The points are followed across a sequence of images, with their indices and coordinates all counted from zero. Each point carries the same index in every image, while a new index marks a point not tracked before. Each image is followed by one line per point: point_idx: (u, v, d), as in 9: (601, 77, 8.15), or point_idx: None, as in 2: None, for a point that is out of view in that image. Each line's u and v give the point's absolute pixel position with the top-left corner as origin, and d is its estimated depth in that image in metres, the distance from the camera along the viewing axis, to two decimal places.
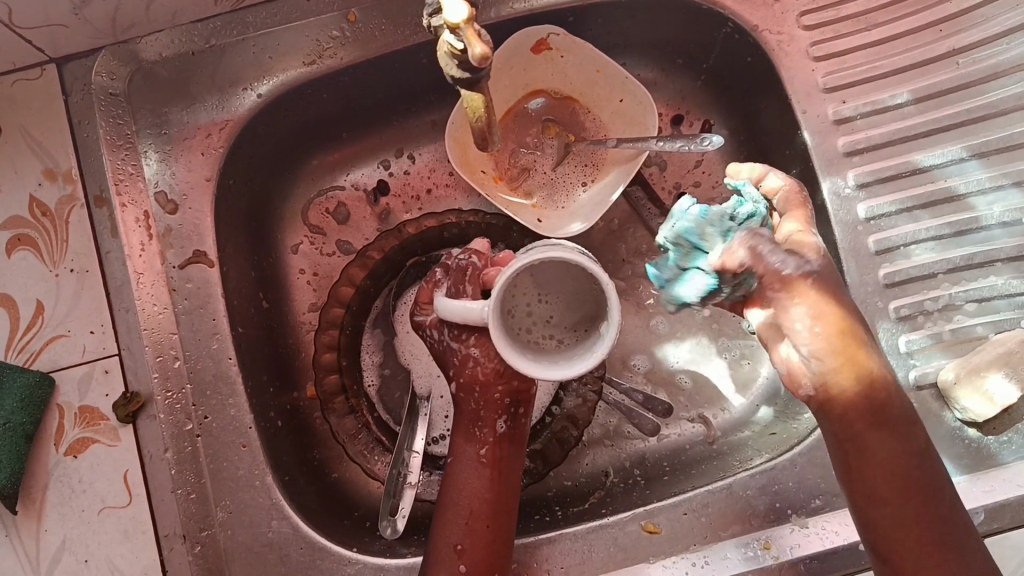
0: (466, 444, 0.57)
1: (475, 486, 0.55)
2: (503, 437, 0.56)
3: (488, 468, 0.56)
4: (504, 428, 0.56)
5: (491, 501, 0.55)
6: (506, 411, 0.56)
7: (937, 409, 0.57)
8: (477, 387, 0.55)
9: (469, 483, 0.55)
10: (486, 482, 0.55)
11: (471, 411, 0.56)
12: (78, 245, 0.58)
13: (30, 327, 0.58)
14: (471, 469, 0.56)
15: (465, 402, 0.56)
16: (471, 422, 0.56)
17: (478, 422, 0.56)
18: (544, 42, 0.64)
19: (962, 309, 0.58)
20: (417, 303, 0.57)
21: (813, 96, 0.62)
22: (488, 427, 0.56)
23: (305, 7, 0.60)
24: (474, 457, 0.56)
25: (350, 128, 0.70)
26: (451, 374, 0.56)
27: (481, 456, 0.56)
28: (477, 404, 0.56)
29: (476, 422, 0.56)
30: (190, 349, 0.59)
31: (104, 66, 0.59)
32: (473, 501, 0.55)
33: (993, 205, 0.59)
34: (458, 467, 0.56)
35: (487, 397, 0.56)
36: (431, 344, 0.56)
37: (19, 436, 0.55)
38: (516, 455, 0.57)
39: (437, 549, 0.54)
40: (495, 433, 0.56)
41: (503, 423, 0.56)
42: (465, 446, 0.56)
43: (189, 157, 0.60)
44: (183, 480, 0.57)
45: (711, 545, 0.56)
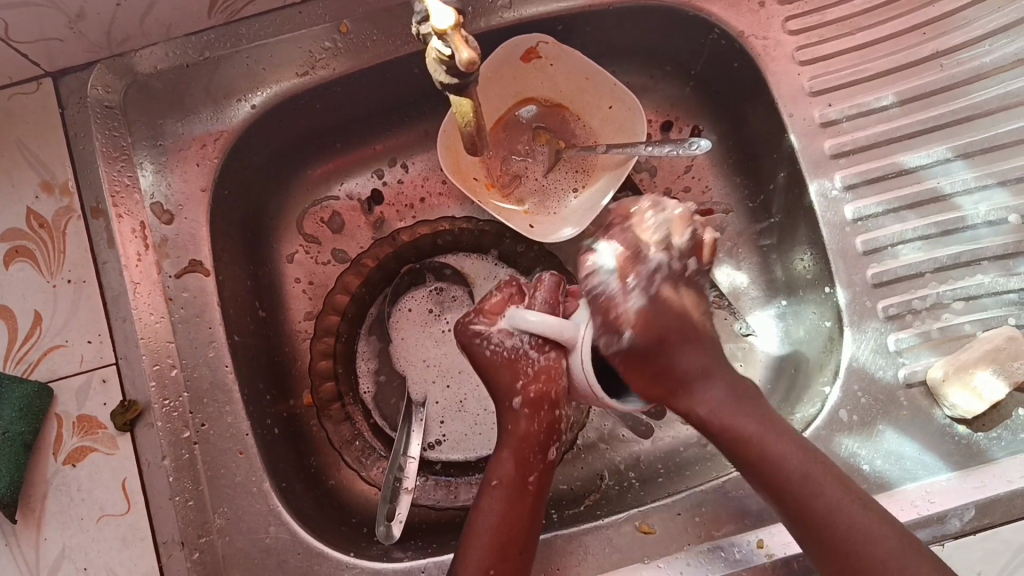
0: (513, 465, 0.55)
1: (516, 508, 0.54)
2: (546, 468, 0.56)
3: (531, 496, 0.55)
4: (550, 456, 0.56)
5: (527, 528, 0.53)
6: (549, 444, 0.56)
7: (927, 407, 0.58)
8: (545, 406, 0.55)
9: (511, 506, 0.54)
10: (526, 510, 0.54)
11: (525, 431, 0.55)
12: (76, 256, 0.59)
13: (28, 337, 0.58)
14: (513, 493, 0.54)
15: (526, 420, 0.55)
16: (526, 445, 0.55)
17: (534, 448, 0.55)
18: (534, 50, 0.65)
19: (950, 307, 0.59)
20: (483, 311, 0.57)
21: (799, 100, 0.63)
22: (540, 455, 0.56)
23: (297, 19, 0.61)
24: (521, 482, 0.55)
25: (344, 138, 0.71)
26: (518, 387, 0.55)
27: (528, 482, 0.55)
28: (538, 425, 0.55)
29: (531, 446, 0.55)
30: (186, 357, 0.59)
31: (100, 80, 0.60)
32: (513, 518, 0.53)
33: (979, 205, 0.60)
34: (500, 487, 0.54)
35: (549, 418, 0.56)
36: (499, 352, 0.56)
37: (18, 445, 0.55)
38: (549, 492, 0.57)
39: (467, 566, 0.52)
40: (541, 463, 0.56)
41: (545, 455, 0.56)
42: (511, 468, 0.55)
43: (185, 169, 0.61)
44: (181, 487, 0.57)
45: (704, 545, 0.56)
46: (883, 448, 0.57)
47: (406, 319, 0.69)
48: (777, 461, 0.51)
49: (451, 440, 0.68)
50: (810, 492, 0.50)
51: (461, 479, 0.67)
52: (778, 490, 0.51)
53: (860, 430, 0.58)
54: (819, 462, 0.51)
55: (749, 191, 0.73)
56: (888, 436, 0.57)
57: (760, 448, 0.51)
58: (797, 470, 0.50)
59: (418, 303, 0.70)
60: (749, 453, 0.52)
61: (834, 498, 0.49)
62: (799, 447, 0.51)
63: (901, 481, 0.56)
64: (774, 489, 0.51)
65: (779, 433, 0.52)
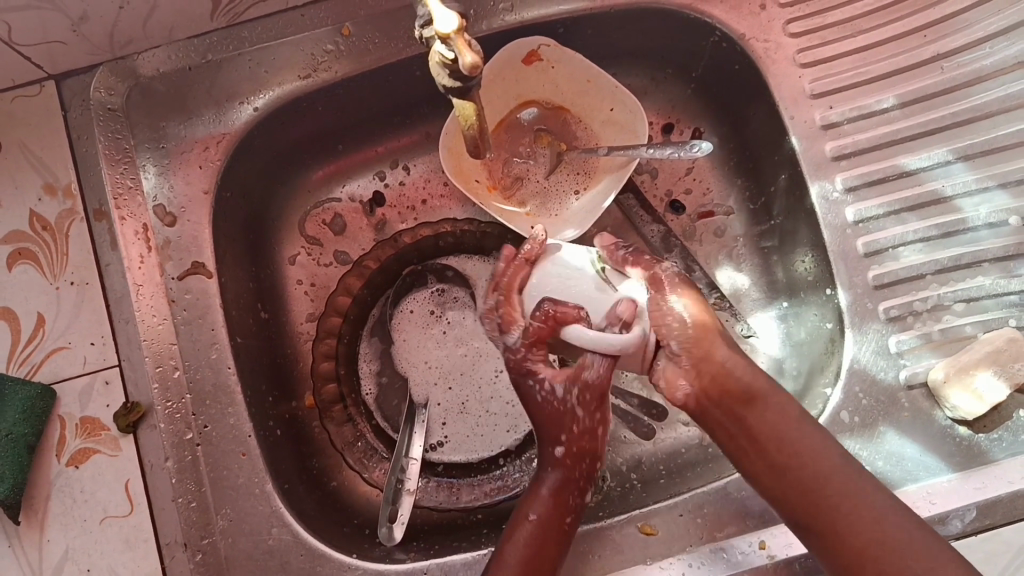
0: (551, 506, 0.55)
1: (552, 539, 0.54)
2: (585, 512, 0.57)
3: (566, 536, 0.54)
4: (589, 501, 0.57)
5: (557, 565, 0.53)
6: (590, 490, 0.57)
7: (928, 409, 0.58)
8: (585, 457, 0.56)
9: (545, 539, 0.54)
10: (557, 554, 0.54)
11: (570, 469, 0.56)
12: (78, 258, 0.59)
13: (31, 339, 0.58)
14: (550, 530, 0.54)
15: (569, 465, 0.56)
16: (568, 488, 0.56)
17: (573, 488, 0.56)
18: (535, 53, 0.65)
19: (950, 309, 0.59)
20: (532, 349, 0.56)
21: (801, 102, 0.63)
22: (576, 498, 0.56)
23: (300, 22, 0.61)
24: (557, 520, 0.54)
25: (346, 140, 0.71)
26: (563, 437, 0.56)
27: (565, 523, 0.55)
28: (580, 470, 0.56)
29: (571, 490, 0.56)
30: (188, 358, 0.59)
31: (103, 83, 0.60)
32: (547, 551, 0.53)
33: (980, 207, 0.60)
34: (536, 521, 0.54)
35: (590, 468, 0.56)
36: (548, 401, 0.56)
37: (21, 447, 0.56)
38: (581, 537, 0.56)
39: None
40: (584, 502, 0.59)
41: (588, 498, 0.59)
42: (550, 507, 0.55)
43: (187, 172, 0.61)
44: (183, 488, 0.57)
45: (705, 546, 0.56)
46: (884, 450, 0.57)
47: (407, 320, 0.69)
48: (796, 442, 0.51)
49: (454, 442, 0.68)
50: (808, 461, 0.50)
51: (463, 481, 0.67)
52: (799, 489, 0.50)
53: (862, 432, 0.58)
54: (838, 463, 0.50)
55: (751, 193, 0.73)
56: (889, 438, 0.57)
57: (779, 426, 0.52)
58: (819, 469, 0.50)
59: (419, 305, 0.70)
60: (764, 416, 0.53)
61: (843, 473, 0.50)
62: (794, 421, 0.52)
63: (902, 482, 0.57)
64: (778, 467, 0.51)
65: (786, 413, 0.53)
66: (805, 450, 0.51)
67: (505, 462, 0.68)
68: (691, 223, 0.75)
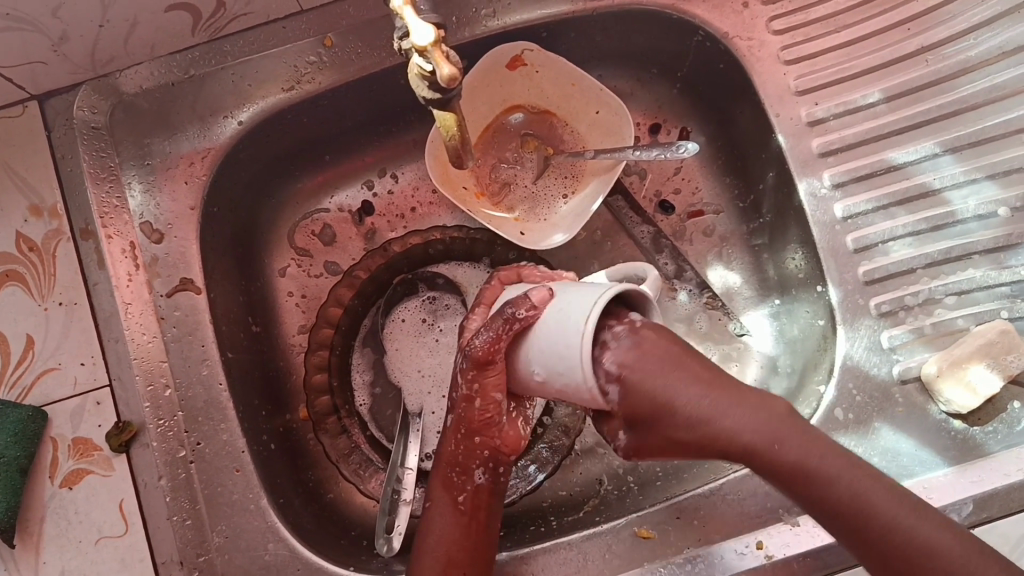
0: (444, 491, 0.55)
1: (454, 535, 0.53)
2: (486, 492, 0.55)
3: (466, 515, 0.54)
4: (481, 480, 0.55)
5: (469, 548, 0.53)
6: (485, 464, 0.55)
7: (922, 403, 0.58)
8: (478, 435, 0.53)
9: (456, 542, 0.53)
10: (465, 553, 0.53)
11: (451, 457, 0.55)
12: (66, 279, 0.59)
13: (21, 361, 0.58)
14: (450, 515, 0.54)
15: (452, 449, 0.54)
16: (449, 467, 0.55)
17: (456, 468, 0.55)
18: (519, 58, 0.65)
19: (942, 302, 0.59)
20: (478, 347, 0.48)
21: (785, 100, 0.63)
22: (465, 475, 0.55)
23: (281, 34, 0.61)
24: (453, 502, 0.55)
25: (332, 150, 0.71)
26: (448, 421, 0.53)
27: (460, 503, 0.55)
28: (459, 447, 0.54)
29: (453, 467, 0.55)
30: (180, 377, 0.59)
31: (85, 101, 0.60)
32: (451, 549, 0.53)
33: (968, 199, 0.60)
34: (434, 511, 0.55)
35: (469, 442, 0.53)
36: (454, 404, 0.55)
37: (14, 470, 0.55)
38: (497, 507, 0.56)
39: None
40: (501, 481, 0.56)
41: (501, 474, 0.56)
42: (442, 494, 0.55)
43: (173, 187, 0.61)
44: (178, 507, 0.57)
45: (703, 548, 0.56)
46: (879, 445, 0.57)
47: (399, 329, 0.69)
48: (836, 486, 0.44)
49: None
50: (830, 486, 0.44)
51: None
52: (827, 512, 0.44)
53: (856, 428, 0.58)
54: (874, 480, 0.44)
55: (739, 191, 0.73)
56: (884, 433, 0.57)
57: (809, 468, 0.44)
58: (846, 491, 0.44)
59: (411, 314, 0.70)
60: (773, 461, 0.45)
61: (883, 507, 0.43)
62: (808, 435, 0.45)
63: (898, 478, 0.56)
64: (826, 504, 0.44)
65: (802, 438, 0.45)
66: (840, 487, 0.44)
67: None
68: (681, 223, 0.74)
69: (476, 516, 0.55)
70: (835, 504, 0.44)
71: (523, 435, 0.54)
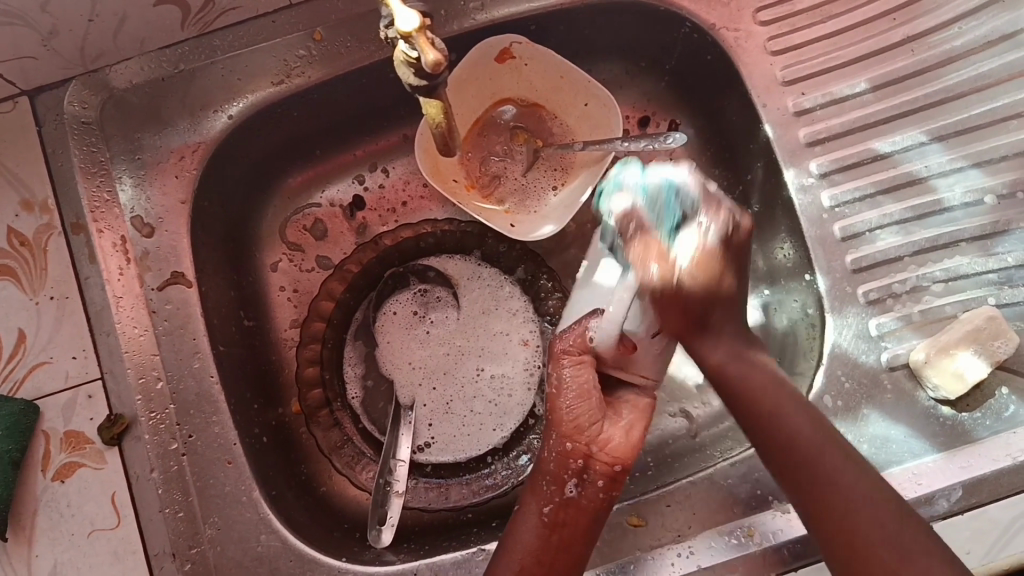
0: (532, 499, 0.52)
1: (531, 546, 0.50)
2: (580, 508, 0.51)
3: (547, 529, 0.51)
4: (573, 492, 0.51)
5: (545, 560, 0.50)
6: (578, 476, 0.51)
7: (911, 389, 0.58)
8: (577, 445, 0.51)
9: (535, 554, 0.50)
10: (542, 568, 0.50)
11: (545, 464, 0.52)
12: (58, 273, 0.59)
13: (13, 355, 0.58)
14: (532, 525, 0.51)
15: (552, 458, 0.51)
16: (542, 475, 0.52)
17: (547, 478, 0.52)
18: (507, 51, 0.66)
19: (929, 290, 0.59)
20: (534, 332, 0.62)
21: (773, 90, 0.64)
22: (555, 486, 0.51)
23: (271, 28, 0.62)
24: (537, 513, 0.51)
25: (323, 145, 0.72)
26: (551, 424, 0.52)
27: (545, 516, 0.51)
28: (553, 454, 0.51)
29: (547, 477, 0.52)
30: (171, 368, 0.59)
31: (76, 96, 0.60)
32: (526, 560, 0.50)
33: (954, 187, 0.60)
34: (519, 518, 0.52)
35: (560, 450, 0.51)
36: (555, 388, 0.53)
37: (6, 463, 0.55)
38: (596, 527, 0.51)
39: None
40: (603, 495, 0.51)
41: (600, 490, 0.51)
42: (529, 503, 0.52)
43: (163, 182, 0.61)
44: (170, 499, 0.57)
45: (695, 536, 0.56)
46: (869, 433, 0.57)
47: (390, 322, 0.69)
48: (840, 486, 0.45)
49: (441, 442, 0.67)
50: (796, 442, 0.46)
51: (452, 480, 0.66)
52: (791, 474, 0.46)
53: (845, 416, 0.58)
54: (836, 442, 0.47)
55: (728, 182, 0.73)
56: (873, 420, 0.58)
57: (825, 466, 0.45)
58: (801, 437, 0.46)
59: (403, 306, 0.70)
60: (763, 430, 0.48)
61: (872, 503, 0.44)
62: (772, 381, 0.49)
63: (886, 465, 0.57)
64: (810, 489, 0.45)
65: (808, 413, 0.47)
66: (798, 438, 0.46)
67: (493, 460, 0.67)
68: None
69: (562, 531, 0.51)
70: (819, 492, 0.45)
71: (635, 445, 0.50)
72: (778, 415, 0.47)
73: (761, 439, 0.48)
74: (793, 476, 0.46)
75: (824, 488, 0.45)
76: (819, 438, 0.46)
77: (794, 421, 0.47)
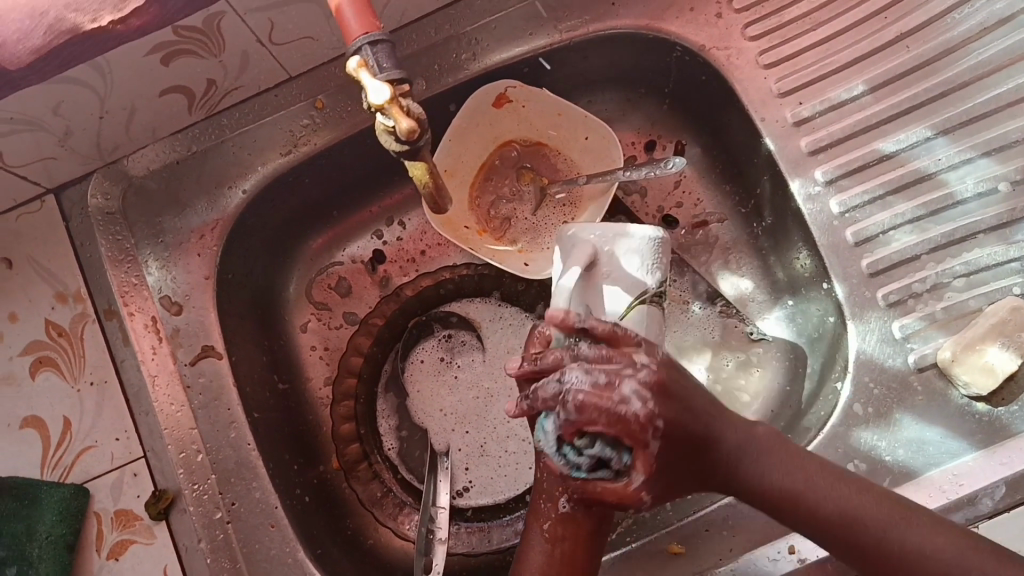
0: (532, 522, 0.49)
1: (539, 568, 0.47)
2: (580, 523, 0.47)
3: (552, 544, 0.48)
4: (567, 508, 0.47)
5: None
6: (570, 490, 0.47)
7: (943, 388, 0.57)
8: (562, 453, 0.47)
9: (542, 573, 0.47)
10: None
11: (539, 481, 0.49)
12: (95, 359, 0.62)
13: (60, 443, 0.61)
14: (536, 542, 0.48)
15: (543, 477, 0.49)
16: (539, 496, 0.49)
17: (543, 494, 0.49)
18: (504, 96, 0.67)
19: (951, 285, 0.58)
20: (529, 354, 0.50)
21: (769, 103, 0.64)
22: (550, 502, 0.48)
23: (275, 102, 0.64)
24: (538, 527, 0.49)
25: (339, 206, 0.74)
26: (539, 438, 0.48)
27: (546, 532, 0.48)
28: (547, 471, 0.48)
29: (541, 495, 0.49)
30: (209, 440, 0.61)
31: (98, 189, 0.63)
32: None
33: (966, 178, 0.59)
34: (526, 533, 0.50)
35: (550, 468, 0.48)
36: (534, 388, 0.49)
37: (62, 546, 0.58)
38: (600, 537, 0.48)
39: None
40: (601, 507, 0.47)
41: (594, 502, 0.47)
42: (530, 524, 0.49)
43: (186, 260, 0.64)
44: (218, 567, 0.58)
45: (737, 558, 0.56)
46: (903, 437, 0.57)
47: (418, 370, 0.71)
48: (902, 546, 0.43)
49: (479, 485, 0.68)
50: (822, 504, 0.44)
51: (493, 522, 0.67)
52: (843, 542, 0.44)
53: (878, 422, 0.57)
54: (869, 493, 0.45)
55: (739, 197, 0.73)
56: (906, 424, 0.57)
57: (872, 530, 0.43)
58: (836, 511, 0.44)
59: (429, 354, 0.71)
60: (801, 519, 0.45)
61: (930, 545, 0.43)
62: (785, 464, 0.45)
63: (926, 469, 0.56)
64: (869, 561, 0.44)
65: (836, 476, 0.45)
66: (825, 509, 0.44)
67: (532, 499, 0.68)
68: (687, 236, 0.75)
69: (570, 545, 0.48)
70: (878, 562, 0.44)
71: (620, 446, 0.47)
72: (807, 494, 0.44)
73: (801, 524, 0.45)
74: (846, 544, 0.44)
75: (889, 556, 0.43)
76: (852, 488, 0.45)
77: (819, 494, 0.44)
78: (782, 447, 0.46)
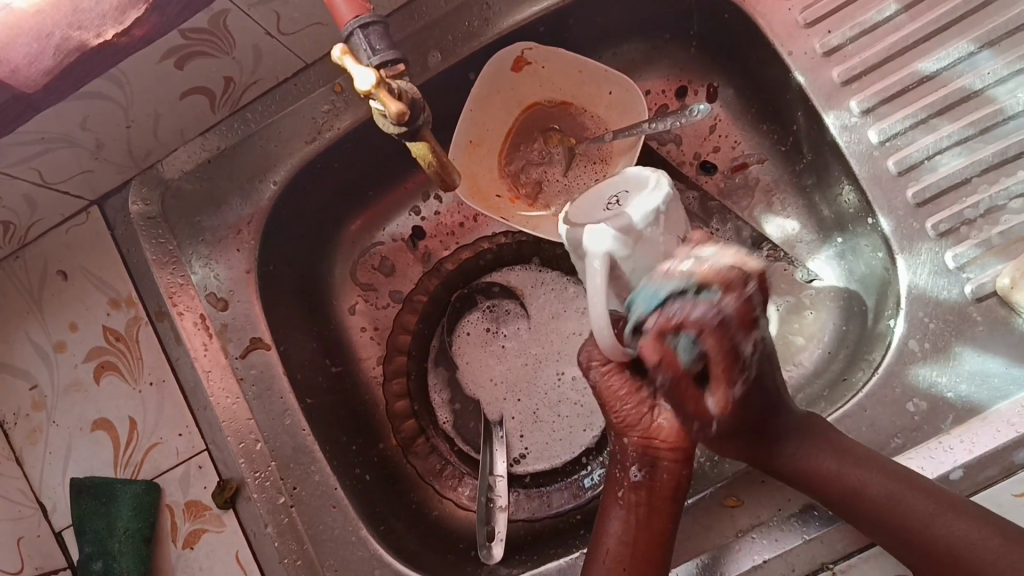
0: (608, 492, 0.51)
1: (615, 530, 0.49)
2: (652, 488, 0.48)
3: (626, 508, 0.49)
4: (640, 477, 0.49)
5: (638, 557, 0.48)
6: (642, 460, 0.49)
7: (1006, 317, 0.53)
8: (637, 432, 0.49)
9: (620, 538, 0.48)
10: (627, 547, 0.48)
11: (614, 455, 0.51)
12: (152, 360, 0.64)
13: (129, 441, 0.63)
14: (612, 507, 0.50)
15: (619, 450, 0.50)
16: (615, 469, 0.50)
17: (618, 464, 0.50)
18: (521, 59, 0.65)
19: (1007, 208, 0.54)
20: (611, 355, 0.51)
21: (795, 35, 0.61)
22: (624, 470, 0.50)
23: (294, 92, 0.64)
24: (615, 494, 0.50)
25: (374, 187, 0.74)
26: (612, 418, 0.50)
27: (620, 497, 0.50)
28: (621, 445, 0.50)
29: (617, 467, 0.50)
30: (266, 429, 0.63)
31: (138, 195, 0.65)
32: (611, 545, 0.48)
33: (1017, 92, 0.55)
34: (605, 502, 0.51)
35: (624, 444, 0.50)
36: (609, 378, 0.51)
37: (139, 540, 0.61)
38: (674, 501, 0.48)
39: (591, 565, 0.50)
40: (673, 475, 0.48)
41: (668, 470, 0.48)
42: (608, 496, 0.51)
43: (228, 256, 0.65)
44: (287, 549, 0.60)
45: (795, 507, 0.54)
46: (965, 371, 0.54)
47: (466, 342, 0.71)
48: (938, 533, 0.44)
49: (535, 451, 0.69)
50: (865, 487, 0.46)
51: (551, 487, 0.67)
52: (882, 527, 0.46)
53: (936, 358, 0.54)
54: (913, 483, 0.46)
55: (778, 136, 0.70)
56: (967, 357, 0.54)
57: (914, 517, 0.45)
58: (881, 493, 0.46)
59: (475, 325, 0.71)
60: (846, 502, 0.47)
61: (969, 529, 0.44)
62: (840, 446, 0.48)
63: (993, 402, 0.52)
64: (905, 545, 0.45)
65: (883, 466, 0.47)
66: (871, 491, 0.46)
67: (588, 460, 0.67)
68: (726, 180, 0.73)
69: (645, 511, 0.49)
70: (919, 546, 0.45)
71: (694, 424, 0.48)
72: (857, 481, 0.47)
73: (846, 507, 0.48)
74: (886, 528, 0.46)
75: (925, 539, 0.44)
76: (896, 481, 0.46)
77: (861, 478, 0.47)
78: (841, 440, 0.49)
